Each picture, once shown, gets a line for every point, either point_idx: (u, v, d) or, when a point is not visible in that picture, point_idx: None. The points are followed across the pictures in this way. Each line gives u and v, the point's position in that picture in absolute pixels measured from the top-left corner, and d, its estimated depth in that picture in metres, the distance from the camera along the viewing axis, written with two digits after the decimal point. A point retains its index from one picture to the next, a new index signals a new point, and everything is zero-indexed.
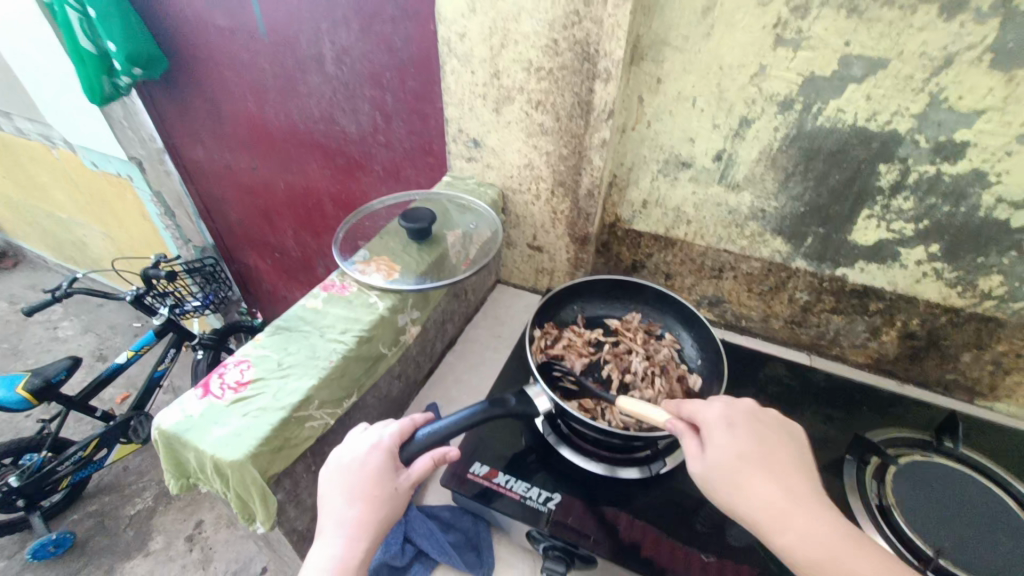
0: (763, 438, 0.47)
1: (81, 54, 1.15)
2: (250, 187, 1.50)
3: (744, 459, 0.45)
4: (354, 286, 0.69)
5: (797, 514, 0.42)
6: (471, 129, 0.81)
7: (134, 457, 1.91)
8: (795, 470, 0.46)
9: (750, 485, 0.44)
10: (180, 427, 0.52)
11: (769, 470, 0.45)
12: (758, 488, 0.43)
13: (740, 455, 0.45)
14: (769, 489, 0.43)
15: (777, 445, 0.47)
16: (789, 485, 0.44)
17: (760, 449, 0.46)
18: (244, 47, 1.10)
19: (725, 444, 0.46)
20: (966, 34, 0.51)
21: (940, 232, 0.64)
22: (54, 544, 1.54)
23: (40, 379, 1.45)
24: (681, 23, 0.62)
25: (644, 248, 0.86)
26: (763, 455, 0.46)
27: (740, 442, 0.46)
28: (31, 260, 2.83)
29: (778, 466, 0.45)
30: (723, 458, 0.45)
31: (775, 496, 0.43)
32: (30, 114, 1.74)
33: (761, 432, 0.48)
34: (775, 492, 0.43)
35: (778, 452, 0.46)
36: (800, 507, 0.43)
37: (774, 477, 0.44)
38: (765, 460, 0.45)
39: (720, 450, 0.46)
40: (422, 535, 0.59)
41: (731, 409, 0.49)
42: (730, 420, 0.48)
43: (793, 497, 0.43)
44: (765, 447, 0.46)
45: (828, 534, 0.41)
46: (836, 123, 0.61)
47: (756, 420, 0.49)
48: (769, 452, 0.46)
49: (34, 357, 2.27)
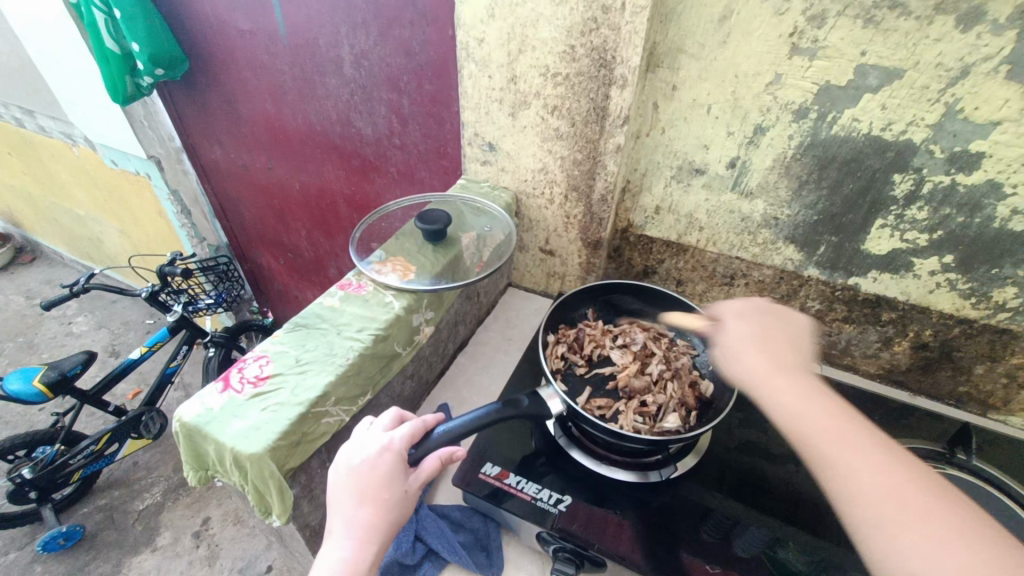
0: (767, 326, 0.52)
1: (106, 55, 1.19)
2: (266, 187, 1.52)
3: (745, 338, 0.51)
4: (369, 286, 0.70)
5: (782, 376, 0.47)
6: (486, 133, 0.82)
7: (144, 452, 1.94)
8: (793, 351, 0.50)
9: (744, 358, 0.49)
10: (200, 420, 0.53)
11: (766, 347, 0.50)
12: (749, 356, 0.49)
13: (741, 337, 0.51)
14: (760, 358, 0.48)
15: (783, 337, 0.51)
16: (783, 359, 0.48)
17: (762, 333, 0.51)
18: (265, 50, 1.12)
19: (733, 330, 0.52)
20: (983, 45, 0.51)
21: (954, 242, 0.64)
22: (64, 536, 1.57)
23: (56, 373, 1.48)
24: (697, 32, 0.63)
25: (656, 254, 0.87)
26: (762, 337, 0.51)
27: (746, 329, 0.52)
28: (48, 256, 2.89)
29: (777, 346, 0.50)
30: (728, 335, 0.52)
31: (763, 364, 0.48)
32: (54, 113, 1.78)
33: (768, 321, 0.53)
34: (765, 362, 0.48)
35: (781, 337, 0.51)
36: (788, 374, 0.47)
37: (768, 350, 0.49)
38: (763, 341, 0.50)
39: (726, 334, 0.53)
40: (432, 534, 0.60)
41: (750, 304, 0.55)
42: (742, 313, 0.54)
43: (783, 366, 0.48)
44: (769, 332, 0.51)
45: (805, 393, 0.45)
46: (850, 133, 0.62)
47: (772, 316, 0.54)
48: (771, 336, 0.51)
49: (49, 351, 2.31)
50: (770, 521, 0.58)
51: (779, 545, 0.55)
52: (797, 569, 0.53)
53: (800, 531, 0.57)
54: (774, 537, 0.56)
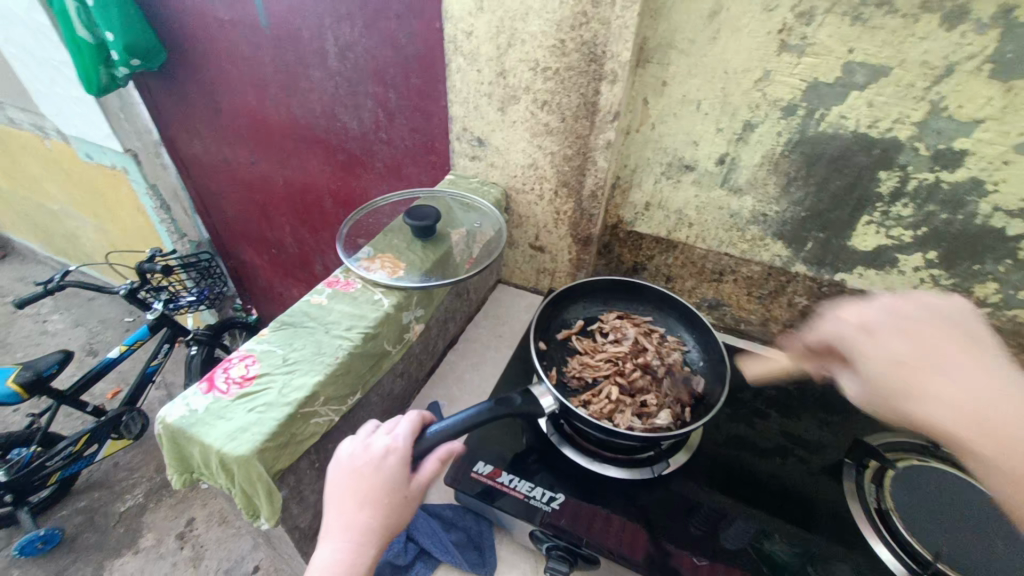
0: (920, 334, 0.47)
1: (78, 44, 1.14)
2: (249, 182, 1.49)
3: (909, 364, 0.46)
4: (358, 283, 0.68)
5: (983, 407, 0.43)
6: (475, 128, 0.81)
7: (125, 453, 1.90)
8: (969, 362, 0.45)
9: (924, 385, 0.45)
10: (185, 422, 0.51)
11: (938, 369, 0.45)
12: (938, 386, 0.44)
13: (899, 358, 0.47)
14: (943, 384, 0.44)
15: (953, 347, 0.46)
16: (970, 381, 0.44)
17: (921, 346, 0.47)
18: (246, 41, 1.09)
19: (884, 351, 0.48)
20: (967, 44, 0.52)
21: (937, 239, 0.65)
22: (42, 541, 1.53)
23: (31, 373, 1.43)
24: (687, 27, 0.63)
25: (646, 250, 0.87)
26: (927, 354, 0.46)
27: (899, 346, 0.47)
28: (20, 253, 2.80)
29: (953, 363, 0.45)
30: (887, 357, 0.48)
31: (953, 395, 0.43)
32: (24, 104, 1.71)
33: (919, 325, 0.48)
34: (955, 389, 0.44)
35: (951, 347, 0.46)
36: (985, 402, 0.43)
37: (950, 371, 0.45)
38: (931, 359, 0.46)
39: (878, 354, 0.48)
40: (424, 534, 0.60)
41: (891, 310, 0.50)
42: (882, 326, 0.50)
43: (976, 392, 0.43)
44: (934, 343, 0.46)
45: (1017, 425, 0.41)
46: (838, 130, 0.62)
47: (913, 313, 0.49)
48: (932, 347, 0.46)
49: (23, 351, 2.23)
50: (759, 515, 0.58)
51: (766, 537, 0.56)
52: (784, 561, 0.54)
53: (787, 523, 0.58)
54: (762, 530, 0.57)
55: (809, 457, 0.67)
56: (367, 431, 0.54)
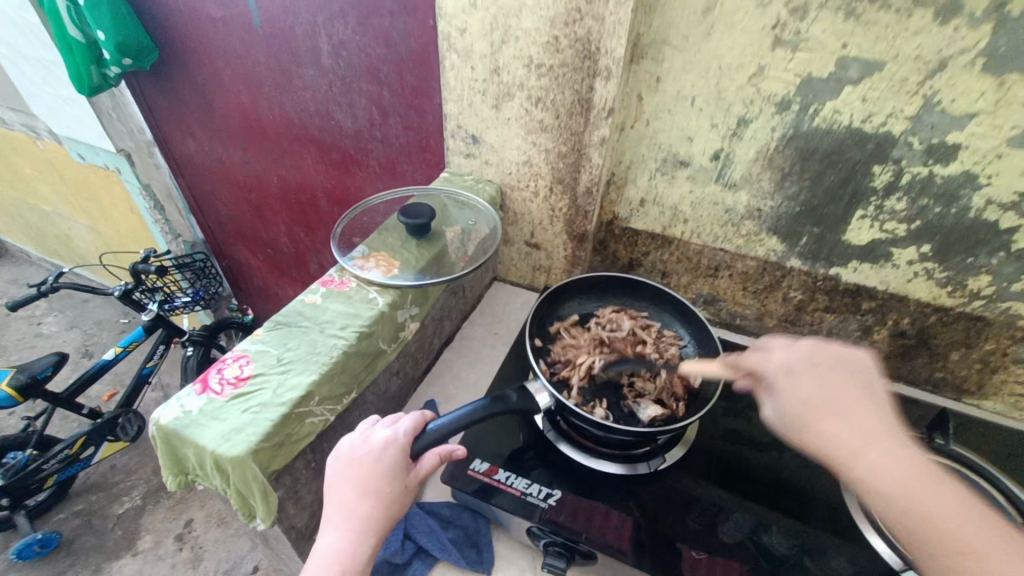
0: (827, 378, 0.45)
1: (70, 45, 1.13)
2: (243, 181, 1.48)
3: (810, 405, 0.44)
4: (352, 282, 0.68)
5: (873, 453, 0.40)
6: (469, 125, 0.81)
7: (122, 455, 1.89)
8: (867, 410, 0.43)
9: (822, 427, 0.42)
10: (179, 424, 0.51)
11: (838, 414, 0.43)
12: (826, 426, 0.42)
13: (803, 399, 0.44)
14: (839, 428, 0.42)
15: (846, 388, 0.44)
16: (864, 429, 0.42)
17: (824, 391, 0.44)
18: (239, 39, 1.09)
19: (789, 392, 0.46)
20: (960, 38, 0.52)
21: (931, 233, 0.66)
22: (40, 544, 1.52)
23: (25, 376, 1.42)
24: (681, 23, 0.63)
25: (642, 246, 0.87)
26: (828, 398, 0.44)
27: (803, 388, 0.45)
28: (13, 254, 2.77)
29: (851, 411, 0.43)
30: (789, 399, 0.45)
31: (846, 440, 0.41)
32: (16, 105, 1.70)
33: (823, 369, 0.46)
34: (847, 434, 0.41)
35: (853, 395, 0.44)
36: (876, 447, 0.41)
37: (846, 415, 0.42)
38: (833, 403, 0.43)
39: (784, 394, 0.46)
40: (422, 532, 0.60)
41: (802, 353, 0.48)
42: (790, 367, 0.47)
43: (868, 438, 0.41)
44: (835, 388, 0.44)
45: (908, 471, 0.39)
46: (832, 125, 0.62)
47: (821, 359, 0.47)
48: (835, 392, 0.44)
49: (17, 353, 2.22)
50: (756, 508, 0.59)
51: (763, 530, 0.56)
52: (780, 553, 0.54)
53: (784, 516, 0.58)
54: (759, 523, 0.57)
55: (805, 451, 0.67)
56: (368, 426, 0.55)
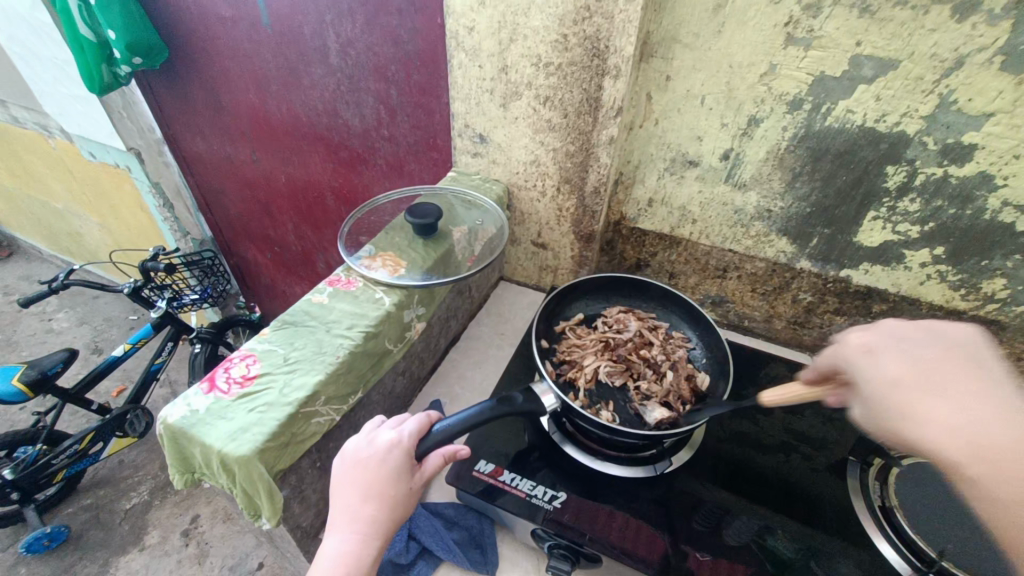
0: (933, 362, 0.40)
1: (81, 43, 1.14)
2: (251, 180, 1.49)
3: (909, 387, 0.39)
4: (359, 281, 0.68)
5: (995, 450, 0.35)
6: (476, 124, 0.81)
7: (130, 450, 1.91)
8: (988, 399, 0.37)
9: (922, 413, 0.38)
10: (185, 423, 0.51)
11: (948, 398, 0.37)
12: (933, 411, 0.37)
13: (898, 381, 0.40)
14: (949, 415, 0.37)
15: (949, 370, 0.39)
16: (990, 419, 0.36)
17: (929, 374, 0.39)
18: (247, 38, 1.09)
19: (879, 374, 0.41)
20: (977, 36, 0.51)
21: (945, 234, 0.64)
22: (49, 538, 1.54)
23: (35, 371, 1.44)
24: (691, 21, 0.62)
25: (649, 247, 0.86)
26: (932, 381, 0.39)
27: (896, 368, 0.41)
28: (26, 251, 2.81)
29: (967, 398, 0.37)
30: (886, 376, 0.41)
31: (963, 429, 0.36)
32: (29, 104, 1.72)
33: (925, 353, 0.41)
34: (962, 422, 0.36)
35: (960, 377, 0.39)
36: (1007, 447, 0.34)
37: (958, 398, 0.37)
38: (934, 384, 0.39)
39: (872, 375, 0.42)
40: (426, 533, 0.59)
41: (896, 336, 0.43)
42: (874, 347, 0.44)
43: (993, 434, 0.35)
44: (938, 371, 0.39)
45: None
46: (844, 124, 0.61)
47: (918, 337, 0.43)
48: (942, 375, 0.39)
49: (29, 349, 2.25)
50: (763, 512, 0.58)
51: (770, 534, 0.56)
52: (788, 558, 0.53)
53: (792, 520, 0.57)
54: (767, 527, 0.56)
55: (813, 455, 0.66)
56: (373, 428, 0.54)
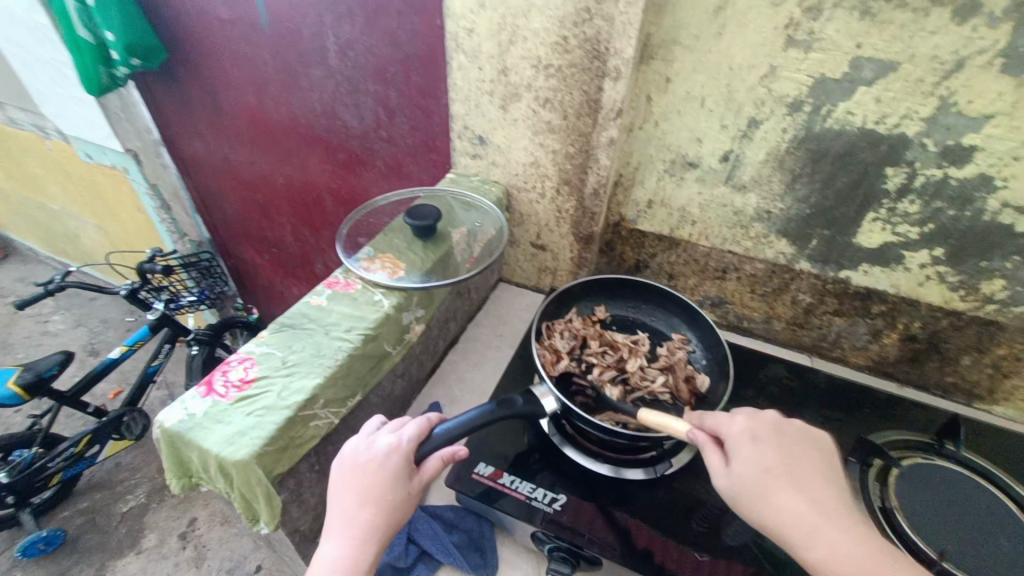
0: (794, 452, 0.46)
1: (78, 43, 1.13)
2: (249, 182, 1.48)
3: (768, 474, 0.44)
4: (358, 283, 0.68)
5: (832, 531, 0.41)
6: (476, 126, 0.81)
7: (126, 453, 1.90)
8: (830, 487, 0.44)
9: (777, 501, 0.42)
10: (183, 427, 0.51)
11: (798, 483, 0.43)
12: (785, 500, 0.42)
13: (768, 468, 0.44)
14: (799, 504, 0.42)
15: (803, 459, 0.45)
16: (831, 504, 0.43)
17: (797, 464, 0.45)
18: (246, 39, 1.09)
19: (755, 462, 0.45)
20: (978, 38, 0.51)
21: (945, 236, 0.64)
22: (45, 541, 1.52)
23: (32, 374, 1.43)
24: (692, 23, 0.62)
25: (648, 248, 0.86)
26: (793, 471, 0.44)
27: (768, 456, 0.45)
28: (21, 252, 2.80)
29: (816, 483, 0.44)
30: (744, 470, 0.45)
31: (806, 513, 0.42)
32: (25, 104, 1.70)
33: (782, 447, 0.46)
34: (807, 508, 0.42)
35: (804, 464, 0.45)
36: (832, 522, 0.41)
37: (802, 496, 0.43)
38: (795, 475, 0.44)
39: (742, 471, 0.45)
40: (425, 536, 0.59)
41: (764, 417, 0.49)
42: (755, 433, 0.47)
43: (827, 513, 0.42)
44: (797, 464, 0.45)
45: (859, 554, 0.39)
46: (844, 126, 0.61)
47: (781, 435, 0.47)
48: (801, 469, 0.45)
49: (25, 351, 2.24)
50: None
51: None
52: (787, 558, 0.53)
53: None
54: None
55: None
56: (372, 431, 0.54)
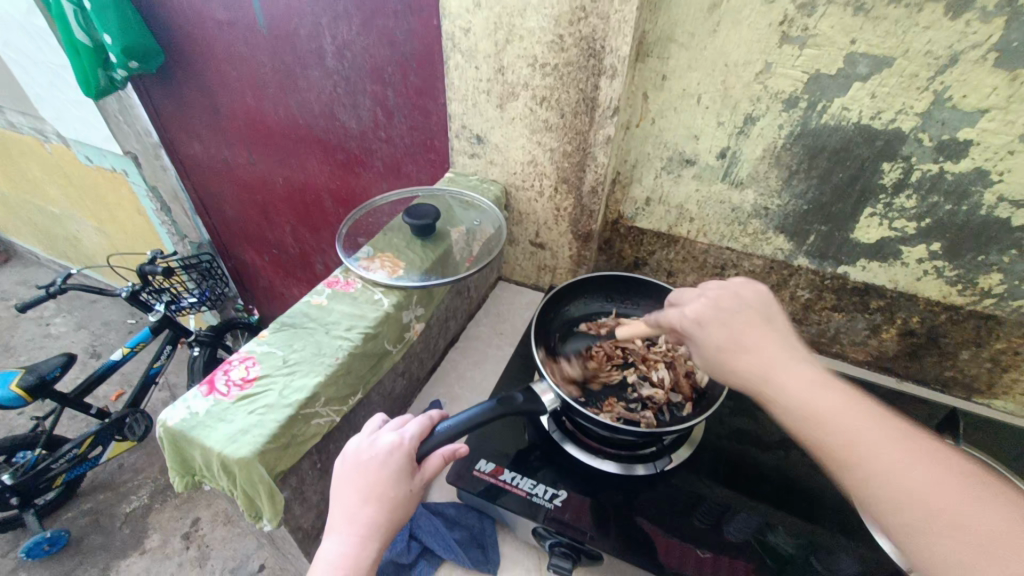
0: (748, 318, 0.49)
1: (76, 47, 1.13)
2: (248, 183, 1.48)
3: (723, 340, 0.48)
4: (358, 283, 0.68)
5: (786, 384, 0.43)
6: (474, 125, 0.81)
7: (129, 454, 1.90)
8: (781, 345, 0.47)
9: (736, 363, 0.46)
10: (185, 426, 0.51)
11: (752, 344, 0.47)
12: (745, 360, 0.46)
13: (722, 333, 0.48)
14: (752, 362, 0.45)
15: (754, 323, 0.48)
16: (779, 358, 0.45)
17: (753, 328, 0.48)
18: (244, 41, 1.09)
19: (712, 337, 0.48)
20: (972, 33, 0.51)
21: (941, 230, 0.65)
22: (49, 542, 1.53)
23: (34, 376, 1.43)
24: (687, 20, 0.62)
25: (647, 246, 0.86)
26: (746, 333, 0.47)
27: (723, 326, 0.49)
28: (22, 256, 2.80)
29: (768, 341, 0.47)
30: (709, 338, 0.49)
31: (759, 371, 0.45)
32: (24, 108, 1.71)
33: (736, 315, 0.49)
34: (760, 366, 0.45)
35: (755, 324, 0.48)
36: (784, 375, 0.44)
37: (758, 355, 0.46)
38: (747, 338, 0.47)
39: (703, 344, 0.49)
40: (427, 533, 0.59)
41: (726, 287, 0.52)
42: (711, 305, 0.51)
43: (779, 367, 0.45)
44: (751, 330, 0.48)
45: (803, 394, 0.42)
46: (839, 121, 0.62)
47: (733, 307, 0.50)
48: (754, 331, 0.48)
49: (26, 354, 2.24)
50: (761, 508, 0.58)
51: (770, 530, 0.56)
52: (788, 554, 0.53)
53: (789, 515, 0.57)
54: (766, 523, 0.56)
55: None
56: (373, 429, 0.55)
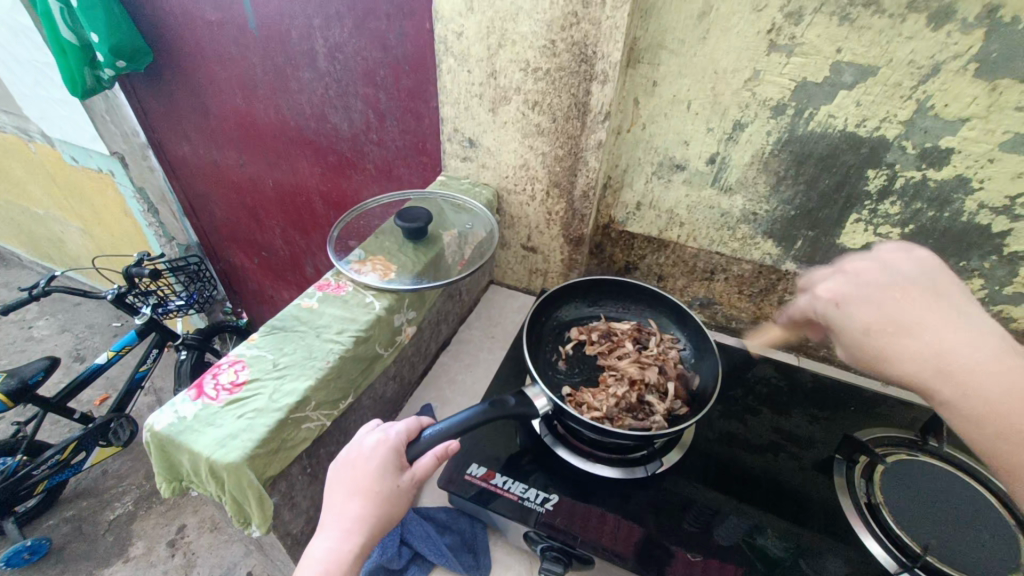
0: (914, 292, 0.48)
1: (63, 45, 1.12)
2: (238, 184, 1.47)
3: (879, 323, 0.47)
4: (349, 286, 0.68)
5: (958, 367, 0.43)
6: (466, 128, 0.81)
7: (114, 460, 1.87)
8: (957, 322, 0.46)
9: (896, 346, 0.46)
10: (174, 430, 0.51)
11: (919, 325, 0.46)
12: (906, 344, 0.46)
13: (876, 315, 0.48)
14: (918, 344, 0.45)
15: (923, 298, 0.47)
16: (953, 338, 0.45)
17: (914, 303, 0.47)
18: (234, 42, 1.08)
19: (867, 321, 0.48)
20: (952, 43, 0.52)
21: (925, 236, 0.66)
22: (29, 551, 1.50)
23: (16, 380, 1.40)
24: (677, 28, 0.63)
25: (638, 250, 0.87)
26: (912, 310, 0.47)
27: (878, 308, 0.48)
28: (4, 258, 2.75)
29: (937, 317, 0.46)
30: (864, 319, 0.49)
31: (928, 355, 0.44)
32: (8, 107, 1.68)
33: (891, 291, 0.49)
34: (927, 350, 0.45)
35: (919, 303, 0.47)
36: (960, 358, 0.44)
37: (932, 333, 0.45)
38: (912, 318, 0.46)
39: (856, 324, 0.49)
40: (418, 538, 0.59)
41: (879, 261, 0.52)
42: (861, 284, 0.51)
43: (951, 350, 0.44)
44: (913, 305, 0.47)
45: (982, 379, 0.43)
46: (826, 128, 0.63)
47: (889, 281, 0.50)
48: (923, 308, 0.47)
49: (7, 358, 2.19)
50: (751, 511, 0.59)
51: (759, 532, 0.56)
52: (776, 556, 0.54)
53: (778, 518, 0.58)
54: (755, 525, 0.57)
55: (801, 454, 0.67)
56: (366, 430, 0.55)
